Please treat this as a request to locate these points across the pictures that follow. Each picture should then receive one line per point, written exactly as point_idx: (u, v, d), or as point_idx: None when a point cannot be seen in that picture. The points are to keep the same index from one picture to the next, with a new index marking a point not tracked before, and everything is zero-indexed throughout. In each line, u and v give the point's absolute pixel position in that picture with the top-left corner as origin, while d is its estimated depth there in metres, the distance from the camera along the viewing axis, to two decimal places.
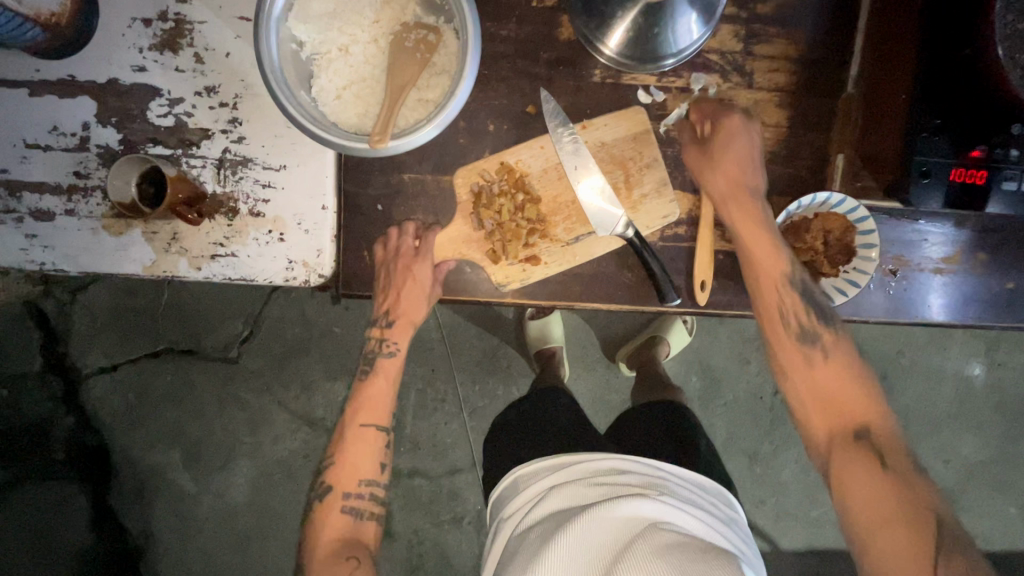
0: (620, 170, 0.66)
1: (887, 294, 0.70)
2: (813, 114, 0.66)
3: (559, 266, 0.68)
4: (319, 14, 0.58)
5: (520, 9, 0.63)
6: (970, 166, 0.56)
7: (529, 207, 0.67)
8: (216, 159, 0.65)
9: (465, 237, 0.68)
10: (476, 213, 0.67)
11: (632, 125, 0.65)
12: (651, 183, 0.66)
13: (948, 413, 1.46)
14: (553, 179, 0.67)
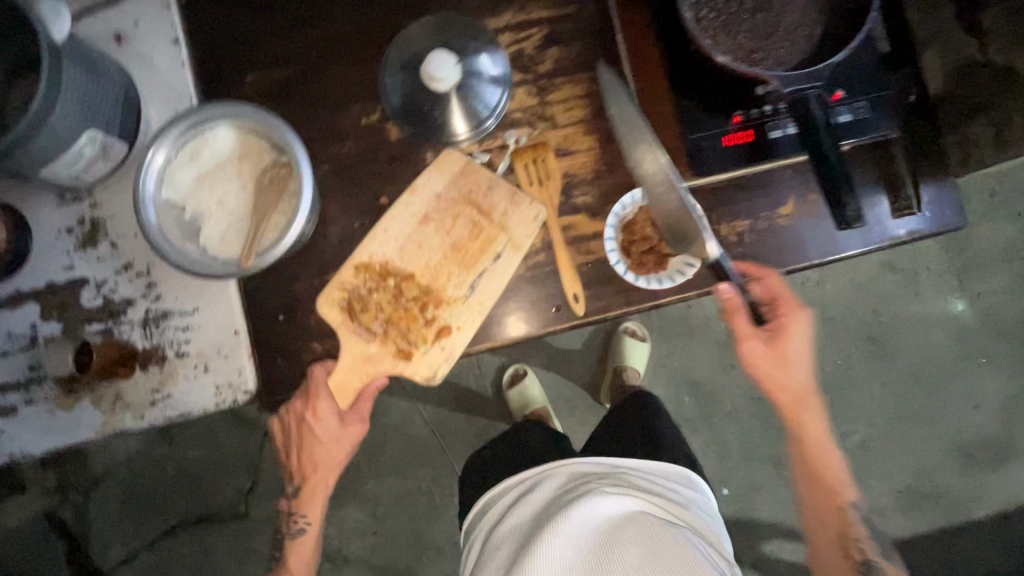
0: (471, 209, 0.75)
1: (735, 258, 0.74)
2: (616, 130, 0.75)
3: (471, 324, 0.74)
4: (187, 181, 0.70)
5: (353, 127, 0.77)
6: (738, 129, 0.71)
7: (408, 286, 0.76)
8: (141, 319, 0.76)
9: (363, 350, 0.76)
10: (353, 313, 0.75)
11: (449, 170, 0.75)
12: (502, 202, 0.75)
13: (958, 357, 1.54)
14: (414, 252, 0.75)
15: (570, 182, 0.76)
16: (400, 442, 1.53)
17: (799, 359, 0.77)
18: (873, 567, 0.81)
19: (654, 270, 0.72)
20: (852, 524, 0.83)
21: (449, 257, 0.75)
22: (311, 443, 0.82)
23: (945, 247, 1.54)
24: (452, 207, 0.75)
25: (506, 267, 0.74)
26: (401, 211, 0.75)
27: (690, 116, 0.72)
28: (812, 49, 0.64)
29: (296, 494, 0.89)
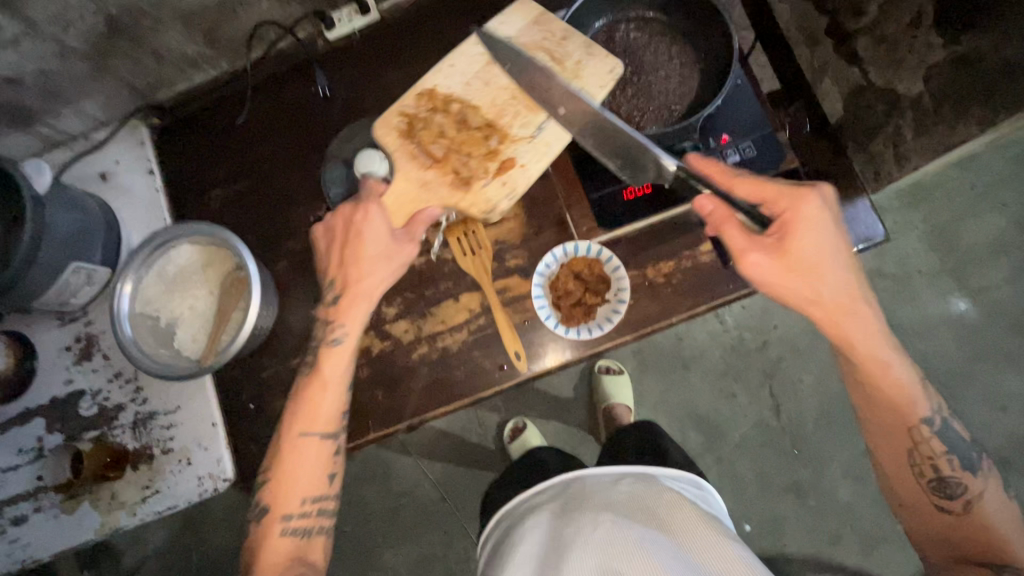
0: (542, 50, 0.73)
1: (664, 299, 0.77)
2: (537, 194, 0.81)
3: (537, 160, 0.72)
4: (157, 294, 0.79)
5: (304, 225, 0.86)
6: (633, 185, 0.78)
7: (472, 116, 0.74)
8: (131, 422, 0.84)
9: (418, 178, 0.73)
10: (406, 139, 0.74)
11: (528, 14, 0.75)
12: (577, 49, 0.73)
13: (970, 356, 1.47)
14: (479, 87, 0.74)
15: (502, 247, 0.81)
16: (411, 509, 1.54)
17: (821, 240, 0.64)
18: (949, 484, 0.74)
19: (584, 321, 0.78)
20: (925, 441, 0.74)
21: (516, 98, 0.73)
22: (350, 263, 0.71)
23: (934, 247, 1.51)
24: (524, 50, 0.73)
25: (576, 113, 0.72)
26: (471, 49, 0.74)
27: (591, 178, 0.79)
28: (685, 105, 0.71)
29: (334, 305, 0.73)
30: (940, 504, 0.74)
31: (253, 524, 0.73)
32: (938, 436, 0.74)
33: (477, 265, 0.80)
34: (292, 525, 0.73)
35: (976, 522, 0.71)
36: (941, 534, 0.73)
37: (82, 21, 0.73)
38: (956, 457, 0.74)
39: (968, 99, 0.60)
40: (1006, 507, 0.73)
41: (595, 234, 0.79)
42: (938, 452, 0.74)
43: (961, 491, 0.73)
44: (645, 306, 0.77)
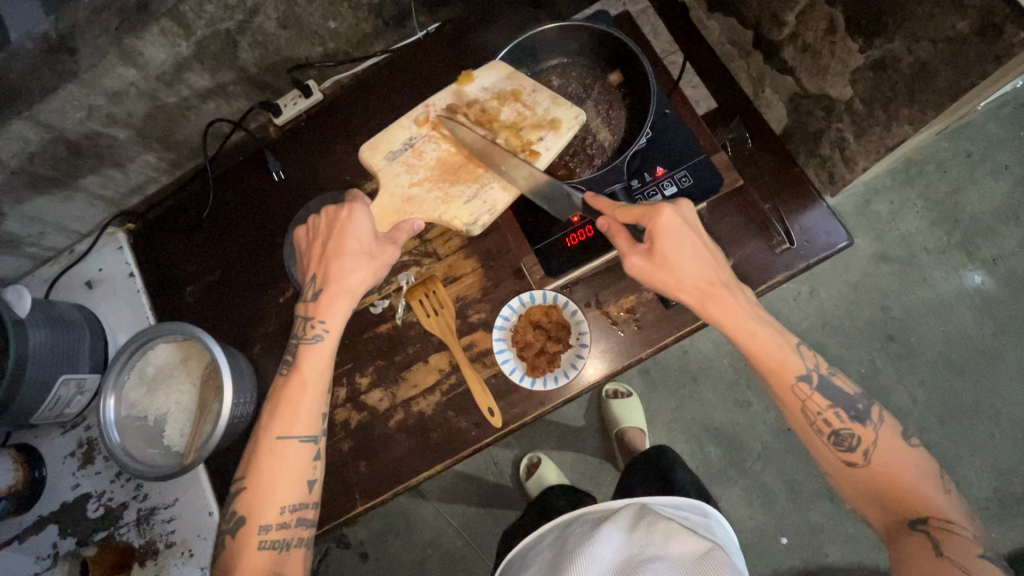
0: (516, 100, 0.75)
1: (628, 336, 0.77)
2: (492, 247, 0.82)
3: (515, 187, 0.73)
4: (141, 397, 0.82)
5: (275, 306, 0.88)
6: (577, 228, 0.77)
7: (455, 147, 0.75)
8: (135, 519, 0.87)
9: (398, 206, 0.74)
10: (394, 160, 0.75)
11: (500, 72, 0.76)
12: (548, 98, 0.74)
13: (995, 331, 1.39)
14: (459, 124, 0.75)
15: (464, 303, 0.82)
16: (436, 558, 1.52)
17: (687, 250, 0.63)
18: (844, 437, 0.65)
19: (548, 369, 0.78)
20: (810, 398, 0.65)
21: (493, 135, 0.74)
22: (336, 254, 0.68)
23: (937, 222, 1.44)
24: (497, 98, 0.75)
25: (548, 148, 0.72)
26: (452, 93, 0.76)
27: (537, 226, 0.79)
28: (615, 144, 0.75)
29: (313, 301, 0.69)
30: (853, 463, 0.64)
31: (227, 534, 0.65)
32: (819, 390, 0.65)
33: (441, 325, 0.80)
34: (269, 538, 0.64)
35: (880, 473, 0.62)
36: (866, 494, 0.63)
37: (45, 153, 0.78)
38: (841, 408, 0.65)
39: (894, 101, 0.59)
40: (908, 455, 0.64)
41: (549, 281, 0.78)
42: (824, 407, 0.66)
43: (857, 441, 0.64)
44: (612, 345, 0.77)
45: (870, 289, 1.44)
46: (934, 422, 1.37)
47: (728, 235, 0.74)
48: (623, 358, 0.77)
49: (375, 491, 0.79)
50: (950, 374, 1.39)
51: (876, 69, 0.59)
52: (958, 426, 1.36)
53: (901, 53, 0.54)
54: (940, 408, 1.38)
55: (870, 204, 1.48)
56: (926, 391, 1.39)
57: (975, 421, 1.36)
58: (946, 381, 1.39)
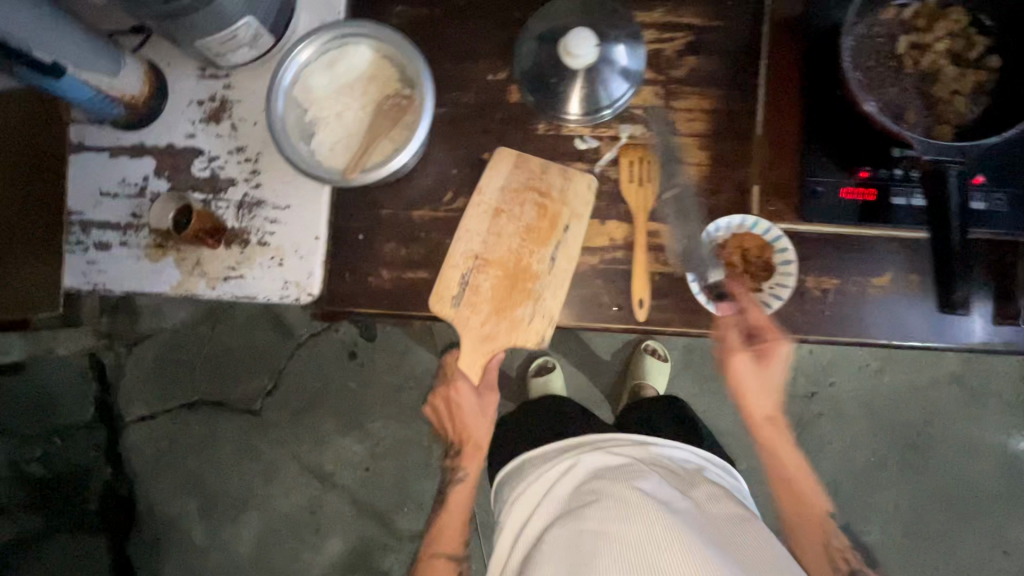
0: (533, 188, 0.76)
1: (817, 313, 0.72)
2: (729, 154, 0.74)
3: (556, 296, 0.74)
4: (315, 86, 0.75)
5: (478, 81, 0.78)
6: (861, 184, 0.64)
7: (486, 270, 0.76)
8: (237, 201, 0.82)
9: (443, 300, 0.76)
10: (456, 303, 0.76)
11: (508, 159, 0.76)
12: (563, 179, 0.75)
13: (999, 495, 1.44)
14: (494, 243, 0.76)
15: (669, 190, 0.75)
16: (413, 393, 1.60)
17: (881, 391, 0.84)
18: None
19: (728, 301, 0.71)
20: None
21: (524, 239, 0.75)
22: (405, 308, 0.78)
23: (1022, 381, 1.44)
24: (517, 194, 0.76)
25: (579, 236, 0.75)
26: (472, 204, 0.76)
27: (816, 161, 0.66)
28: (952, 123, 0.60)
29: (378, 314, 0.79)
30: None
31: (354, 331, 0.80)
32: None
33: (638, 198, 0.75)
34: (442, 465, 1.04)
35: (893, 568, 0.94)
36: None
37: None
38: None
39: None
40: None
41: (780, 219, 0.69)
42: None
43: None
44: (788, 310, 0.72)
45: (924, 400, 1.46)
46: (905, 537, 1.45)
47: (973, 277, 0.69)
48: (800, 330, 0.72)
49: (491, 310, 0.76)
50: (937, 504, 1.45)
51: None
52: (920, 551, 1.45)
53: None
54: (915, 528, 1.45)
55: None
56: (913, 506, 1.46)
57: (940, 557, 1.44)
58: (938, 512, 1.45)
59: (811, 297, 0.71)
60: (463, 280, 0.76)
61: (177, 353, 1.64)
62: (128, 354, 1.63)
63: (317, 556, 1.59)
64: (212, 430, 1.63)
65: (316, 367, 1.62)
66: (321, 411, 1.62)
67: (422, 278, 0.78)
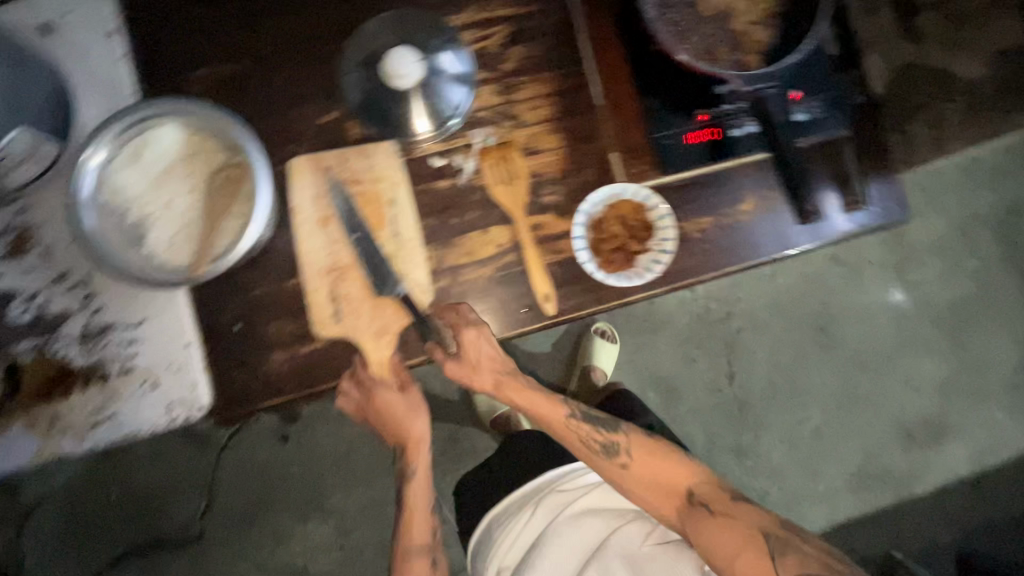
0: (342, 178, 0.71)
1: (705, 253, 0.75)
2: (581, 129, 0.75)
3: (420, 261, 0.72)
4: (128, 184, 0.67)
5: (311, 127, 0.73)
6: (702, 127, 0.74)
7: (334, 272, 0.70)
8: (79, 335, 0.70)
9: (313, 317, 0.70)
10: (335, 320, 0.70)
11: (306, 169, 0.71)
12: (366, 162, 0.72)
13: (898, 343, 1.63)
14: (334, 247, 0.70)
15: (537, 181, 0.75)
16: (364, 452, 1.48)
17: None
18: None
19: (624, 267, 0.71)
20: None
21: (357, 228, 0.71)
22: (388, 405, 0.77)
23: (884, 241, 1.64)
24: (326, 188, 0.71)
25: (410, 201, 0.72)
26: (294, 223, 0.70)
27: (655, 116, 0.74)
28: (750, 56, 0.66)
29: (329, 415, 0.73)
30: None
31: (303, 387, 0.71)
32: None
33: (511, 197, 0.74)
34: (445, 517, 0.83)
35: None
36: None
37: None
38: None
39: None
40: None
41: (650, 175, 0.74)
42: None
43: None
44: (681, 260, 0.74)
45: (817, 285, 1.61)
46: (840, 408, 1.61)
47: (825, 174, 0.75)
48: (695, 272, 0.74)
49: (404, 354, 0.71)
50: (855, 370, 1.62)
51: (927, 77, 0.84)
52: (856, 416, 1.61)
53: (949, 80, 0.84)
54: (845, 397, 1.61)
55: None
56: (838, 379, 1.62)
57: (873, 414, 1.61)
58: (859, 377, 1.62)
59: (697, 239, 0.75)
60: (326, 304, 0.70)
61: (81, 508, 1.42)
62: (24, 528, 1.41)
63: None
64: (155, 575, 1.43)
65: (250, 466, 1.48)
66: (273, 507, 1.47)
67: (320, 347, 0.71)
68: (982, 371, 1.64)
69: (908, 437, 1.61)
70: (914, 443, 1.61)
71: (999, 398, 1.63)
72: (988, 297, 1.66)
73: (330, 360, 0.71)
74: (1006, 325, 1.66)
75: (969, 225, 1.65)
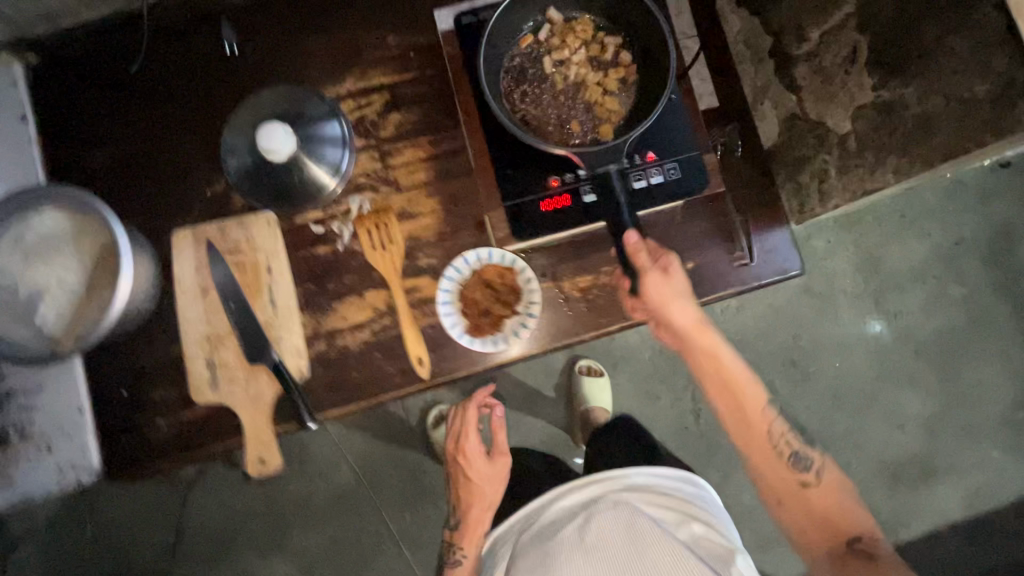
0: (223, 250, 0.74)
1: (574, 314, 0.75)
2: (457, 191, 0.76)
3: (296, 330, 0.73)
4: (14, 264, 0.69)
5: (196, 200, 0.76)
6: (555, 193, 0.74)
7: (211, 341, 0.73)
8: None
9: (192, 384, 0.72)
10: (213, 386, 0.72)
11: (187, 243, 0.74)
12: (244, 233, 0.74)
13: (878, 377, 1.54)
14: (214, 316, 0.73)
15: (414, 244, 0.76)
16: (322, 491, 1.44)
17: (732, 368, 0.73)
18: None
19: (491, 332, 0.74)
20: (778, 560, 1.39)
21: (232, 298, 0.73)
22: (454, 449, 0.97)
23: (860, 270, 1.56)
24: (205, 262, 0.74)
25: (283, 272, 0.74)
26: (176, 292, 0.73)
27: (512, 181, 0.75)
28: (601, 125, 0.70)
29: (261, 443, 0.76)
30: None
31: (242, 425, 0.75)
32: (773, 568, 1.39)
33: (386, 262, 0.74)
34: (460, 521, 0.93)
35: (826, 490, 0.71)
36: None
37: None
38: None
39: (887, 147, 0.60)
40: None
41: (511, 242, 0.74)
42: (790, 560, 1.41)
43: None
44: (557, 320, 0.75)
45: (788, 317, 1.54)
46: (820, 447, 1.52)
47: (703, 232, 0.74)
48: (567, 334, 0.75)
49: (283, 417, 0.74)
50: (832, 406, 1.53)
51: (883, 111, 0.59)
52: (840, 455, 1.51)
53: (913, 101, 0.55)
54: (825, 436, 1.52)
55: (810, 239, 1.57)
56: (817, 416, 1.53)
57: (856, 453, 1.52)
58: (838, 415, 1.53)
59: (570, 301, 0.75)
60: (204, 371, 0.72)
61: (56, 545, 1.39)
62: None
63: None
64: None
65: (218, 505, 1.42)
66: (237, 548, 1.42)
67: (203, 412, 0.74)
68: (974, 407, 1.53)
69: (896, 479, 1.51)
70: (903, 485, 1.50)
71: (995, 435, 1.52)
72: (977, 328, 1.55)
73: (211, 423, 0.74)
74: (999, 357, 1.54)
75: (953, 251, 1.56)
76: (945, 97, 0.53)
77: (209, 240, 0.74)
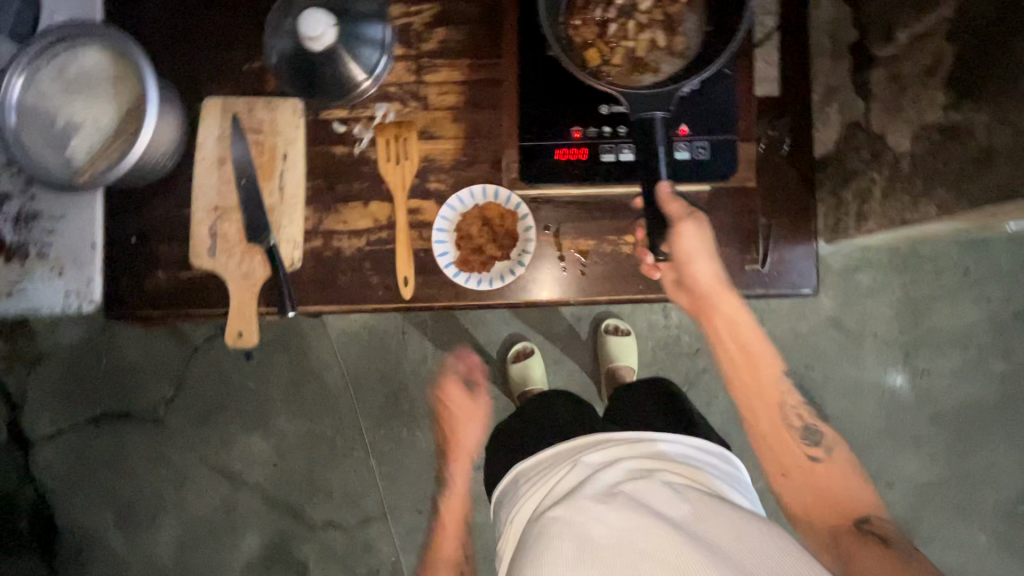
0: (246, 126, 0.75)
1: (569, 275, 0.74)
2: (483, 122, 0.74)
3: (296, 221, 0.75)
4: (56, 93, 0.72)
5: (234, 72, 0.78)
6: (572, 145, 0.70)
7: (218, 211, 0.75)
8: (13, 216, 0.78)
9: (193, 247, 0.76)
10: (212, 255, 0.75)
11: (213, 114, 0.75)
12: (269, 115, 0.75)
13: (883, 431, 1.47)
14: (225, 187, 0.75)
15: (428, 166, 0.75)
16: (312, 386, 1.51)
17: None
18: None
19: (479, 271, 0.74)
20: None
21: (244, 175, 0.75)
22: None
23: (899, 317, 1.45)
24: (226, 135, 0.75)
25: (298, 161, 0.75)
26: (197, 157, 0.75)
27: (534, 121, 0.71)
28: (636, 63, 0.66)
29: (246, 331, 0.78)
30: None
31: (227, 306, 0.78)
32: None
33: (397, 176, 0.74)
34: None
35: None
36: None
37: None
38: None
39: (938, 176, 0.55)
40: None
41: (518, 186, 0.73)
42: None
43: None
44: (549, 275, 0.74)
45: (807, 345, 1.46)
46: None
47: (723, 224, 0.70)
48: (555, 292, 0.75)
49: (270, 300, 0.77)
50: None
51: (945, 134, 0.54)
52: None
53: (979, 130, 0.49)
54: None
55: (856, 272, 1.47)
56: None
57: None
58: None
59: (569, 263, 0.74)
60: (207, 238, 0.75)
61: (73, 368, 1.52)
62: (29, 373, 1.52)
63: (235, 556, 1.52)
64: (118, 443, 1.52)
65: (216, 372, 1.52)
66: (224, 414, 1.52)
67: (198, 275, 0.78)
68: (976, 487, 1.45)
69: None
70: None
71: (990, 520, 1.44)
72: (1007, 410, 1.45)
73: (205, 288, 0.78)
74: (1020, 445, 1.44)
75: (1008, 324, 1.44)
76: (1009, 129, 0.46)
77: (235, 114, 0.75)
